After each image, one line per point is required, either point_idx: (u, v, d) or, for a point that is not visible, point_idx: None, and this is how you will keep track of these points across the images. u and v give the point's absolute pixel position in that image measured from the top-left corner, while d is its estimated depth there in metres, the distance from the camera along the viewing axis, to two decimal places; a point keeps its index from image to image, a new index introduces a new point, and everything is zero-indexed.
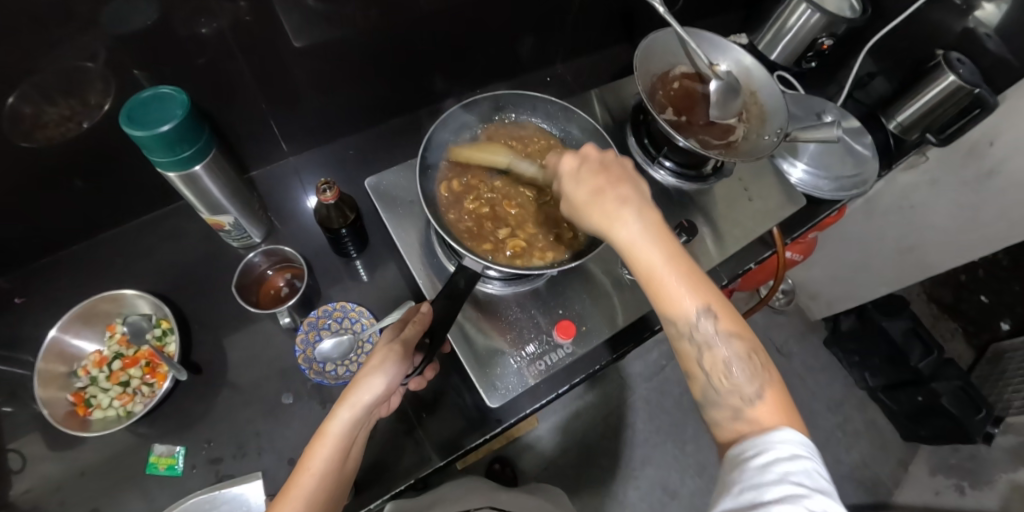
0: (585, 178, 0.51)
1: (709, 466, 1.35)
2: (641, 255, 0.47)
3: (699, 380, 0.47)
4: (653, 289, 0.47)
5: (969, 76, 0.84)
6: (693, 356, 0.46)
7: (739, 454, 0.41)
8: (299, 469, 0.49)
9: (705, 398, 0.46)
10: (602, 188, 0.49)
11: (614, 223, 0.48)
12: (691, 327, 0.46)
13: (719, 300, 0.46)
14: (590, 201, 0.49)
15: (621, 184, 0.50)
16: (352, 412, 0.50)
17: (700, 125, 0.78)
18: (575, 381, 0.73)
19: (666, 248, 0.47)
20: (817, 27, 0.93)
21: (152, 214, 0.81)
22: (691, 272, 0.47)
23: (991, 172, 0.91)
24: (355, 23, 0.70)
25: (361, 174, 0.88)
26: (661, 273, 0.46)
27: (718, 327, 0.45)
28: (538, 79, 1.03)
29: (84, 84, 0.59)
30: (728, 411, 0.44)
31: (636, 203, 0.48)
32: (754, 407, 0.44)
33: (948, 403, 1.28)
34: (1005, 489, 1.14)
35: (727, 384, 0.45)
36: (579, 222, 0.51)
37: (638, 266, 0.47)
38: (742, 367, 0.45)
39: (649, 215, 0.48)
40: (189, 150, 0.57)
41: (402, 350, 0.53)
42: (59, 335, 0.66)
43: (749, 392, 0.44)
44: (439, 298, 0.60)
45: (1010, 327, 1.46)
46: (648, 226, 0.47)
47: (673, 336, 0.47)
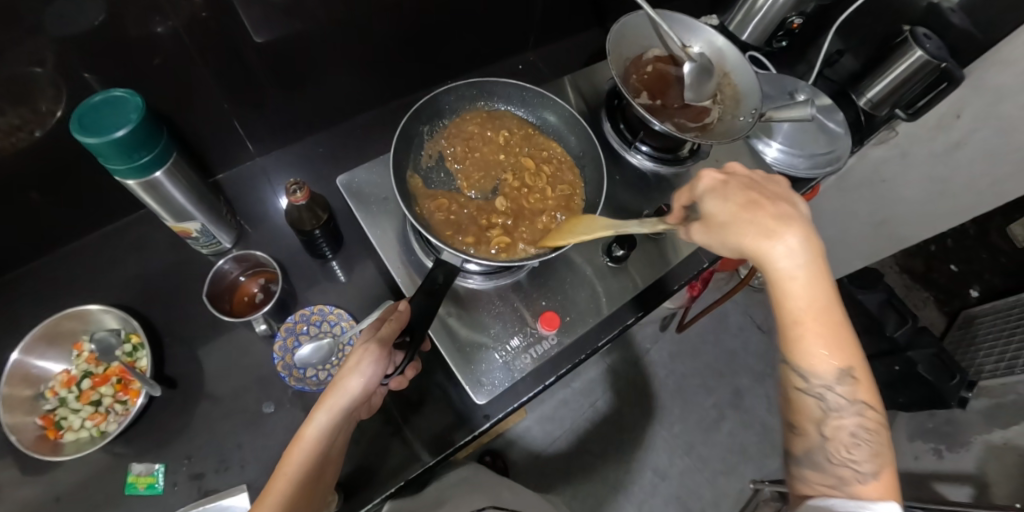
0: (733, 194, 0.48)
1: (698, 446, 1.37)
2: (791, 290, 0.44)
3: (809, 438, 0.47)
4: (791, 335, 0.45)
5: (935, 50, 0.85)
6: (813, 413, 0.46)
7: (823, 509, 0.43)
8: (275, 474, 0.48)
9: (805, 456, 0.47)
10: (757, 204, 0.46)
11: (768, 245, 0.44)
12: (824, 386, 0.45)
13: (860, 363, 0.45)
14: (737, 219, 0.46)
15: (777, 202, 0.47)
16: (328, 416, 0.49)
17: (674, 108, 0.77)
18: (563, 372, 0.71)
19: (822, 289, 0.44)
20: (785, 5, 0.95)
21: (115, 224, 0.77)
22: (838, 325, 0.45)
23: (957, 145, 0.93)
24: (319, 15, 0.68)
25: (332, 172, 0.86)
26: (804, 320, 0.44)
27: (852, 394, 0.45)
28: (510, 67, 1.01)
29: (33, 91, 0.55)
30: (831, 478, 0.44)
31: (799, 225, 0.45)
32: (864, 484, 0.43)
33: (925, 371, 1.31)
34: (980, 450, 1.18)
35: (843, 454, 0.44)
36: (710, 241, 0.48)
37: (786, 304, 0.44)
38: (866, 444, 0.44)
39: (811, 242, 0.44)
40: (147, 156, 0.54)
41: (379, 350, 0.51)
42: (22, 356, 0.63)
43: (864, 468, 0.44)
44: (418, 294, 0.58)
45: (980, 294, 1.53)
46: (807, 257, 0.44)
47: (795, 388, 0.47)
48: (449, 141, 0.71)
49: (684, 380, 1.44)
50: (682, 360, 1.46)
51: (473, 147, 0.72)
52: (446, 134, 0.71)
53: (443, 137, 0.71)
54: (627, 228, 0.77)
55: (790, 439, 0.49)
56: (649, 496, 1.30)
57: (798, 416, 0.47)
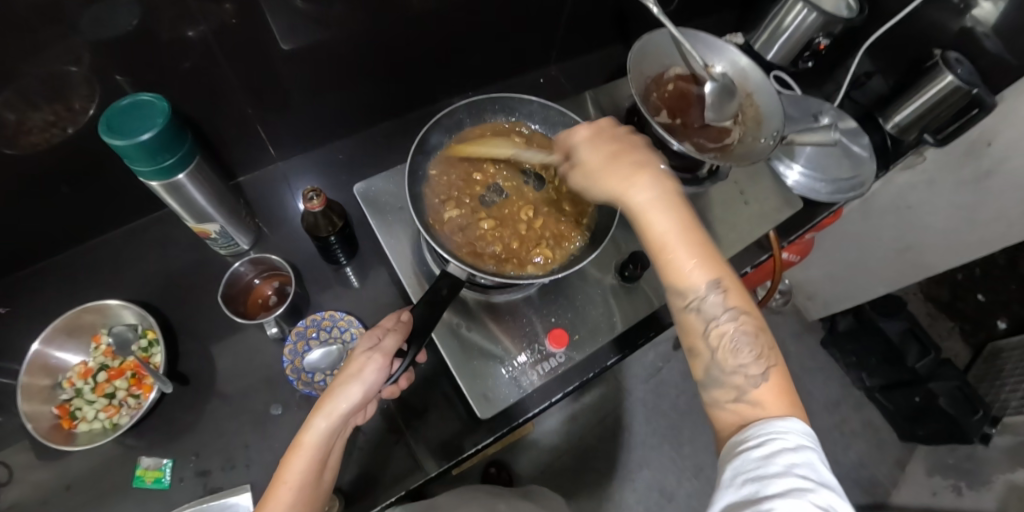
0: (601, 146, 0.53)
1: (706, 468, 1.35)
2: (652, 220, 0.49)
3: (702, 356, 0.47)
4: (661, 256, 0.48)
5: (967, 76, 0.83)
6: (698, 329, 0.47)
7: (738, 443, 0.41)
8: (276, 481, 0.48)
9: (706, 377, 0.46)
10: (619, 153, 0.52)
11: (629, 185, 0.50)
12: (700, 299, 0.46)
13: (728, 274, 0.47)
14: (605, 168, 0.52)
15: (632, 150, 0.53)
16: (327, 422, 0.50)
17: (694, 128, 0.76)
18: (570, 389, 0.71)
19: (679, 219, 0.48)
20: (813, 26, 0.92)
21: (138, 221, 0.79)
22: (703, 246, 0.48)
23: (986, 173, 0.90)
24: (345, 24, 0.69)
25: (351, 179, 0.87)
26: (669, 241, 0.48)
27: (727, 303, 0.46)
28: (532, 79, 1.02)
29: (69, 89, 0.57)
30: (730, 390, 0.44)
31: (649, 169, 0.51)
32: (755, 387, 0.43)
33: (947, 404, 1.28)
34: (1002, 490, 1.13)
35: (732, 363, 0.45)
36: (589, 187, 0.53)
37: (649, 234, 0.49)
38: (747, 346, 0.45)
39: (661, 180, 0.50)
40: (172, 158, 0.56)
41: (381, 359, 0.52)
42: (42, 347, 0.65)
43: (754, 371, 0.44)
44: (419, 305, 0.57)
45: (1007, 326, 1.48)
46: (663, 198, 0.49)
47: (680, 308, 0.47)
48: (470, 151, 0.71)
49: (695, 401, 1.42)
50: (694, 379, 1.44)
51: (494, 157, 0.71)
52: (465, 143, 0.71)
53: (463, 146, 0.71)
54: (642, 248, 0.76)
55: (691, 365, 0.48)
56: None
57: (687, 336, 0.48)
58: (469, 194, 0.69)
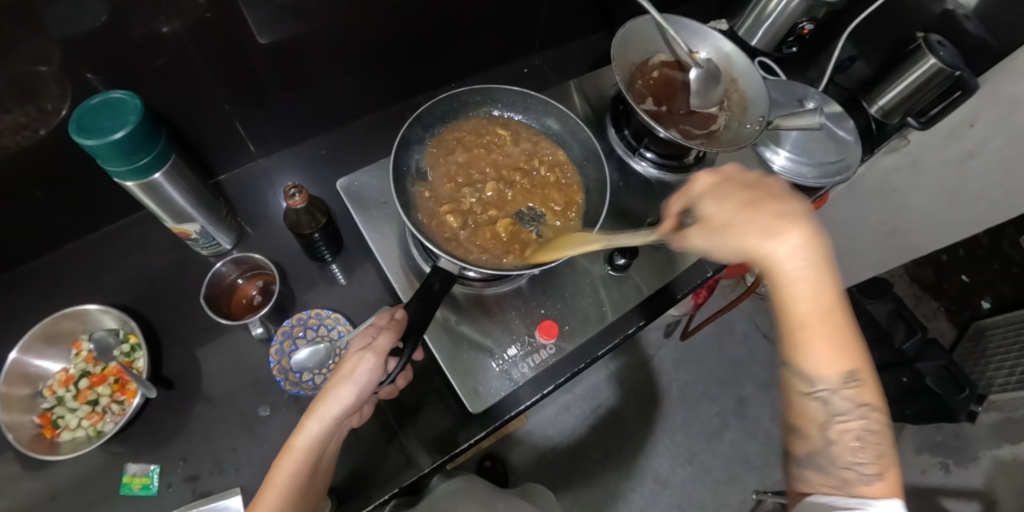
0: (730, 195, 0.46)
1: (700, 455, 1.36)
2: (795, 296, 0.43)
3: (812, 441, 0.45)
4: (798, 338, 0.44)
5: (949, 58, 0.84)
6: (817, 417, 0.44)
7: (826, 506, 0.42)
8: (266, 483, 0.48)
9: (807, 458, 0.45)
10: (756, 205, 0.44)
11: (770, 247, 0.42)
12: (828, 387, 0.43)
13: (863, 365, 0.44)
14: (741, 222, 0.44)
15: (771, 200, 0.44)
16: (320, 425, 0.49)
17: (680, 115, 0.76)
18: (561, 381, 0.69)
19: (830, 298, 0.43)
20: (797, 11, 0.92)
21: (116, 223, 0.77)
22: (845, 332, 0.44)
23: (970, 154, 0.91)
24: (324, 17, 0.67)
25: (334, 174, 0.85)
26: (807, 323, 0.43)
27: (857, 398, 0.44)
28: (515, 70, 1.00)
29: (39, 89, 0.55)
30: (832, 479, 0.43)
31: (801, 222, 0.43)
32: (870, 486, 0.42)
33: (933, 383, 1.29)
34: (991, 466, 1.21)
35: (849, 457, 0.43)
36: (710, 244, 0.45)
37: (792, 311, 0.43)
38: (869, 447, 0.43)
39: (815, 242, 0.42)
40: (146, 157, 0.54)
41: (374, 359, 0.50)
42: (20, 355, 0.63)
43: (868, 470, 0.42)
44: (413, 301, 0.56)
45: (991, 305, 1.50)
46: (812, 267, 0.42)
47: (800, 390, 0.45)
48: (448, 147, 0.70)
49: (687, 388, 1.43)
50: (686, 366, 1.45)
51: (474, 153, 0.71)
52: (443, 143, 0.70)
53: (440, 143, 0.70)
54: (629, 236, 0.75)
55: (791, 442, 0.47)
56: (650, 505, 1.29)
57: (800, 419, 0.45)
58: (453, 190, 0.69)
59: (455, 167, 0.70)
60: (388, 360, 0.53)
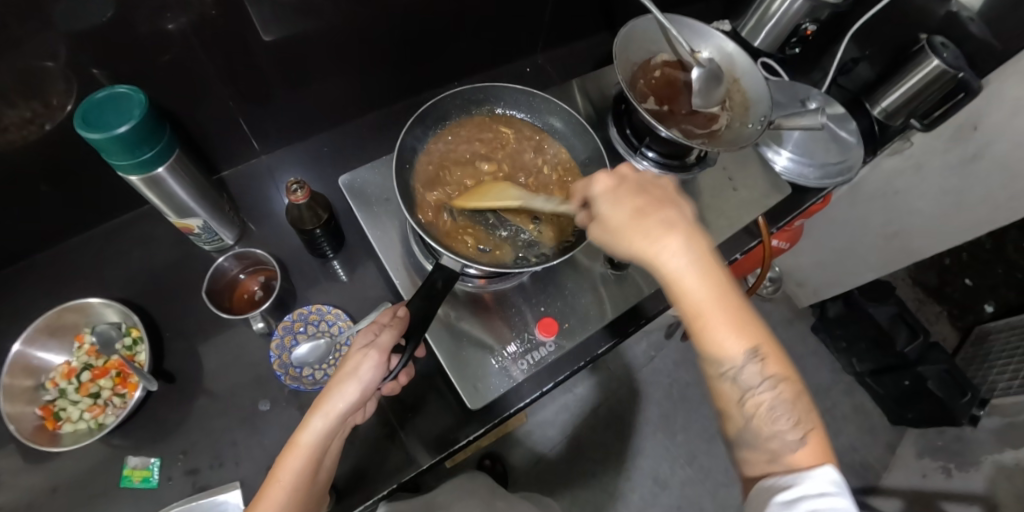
0: (624, 199, 0.49)
1: (699, 456, 1.35)
2: (684, 288, 0.44)
3: (735, 419, 0.44)
4: (697, 326, 0.44)
5: (953, 60, 0.83)
6: (733, 397, 0.44)
7: (769, 487, 0.40)
8: (270, 480, 0.48)
9: (740, 436, 0.44)
10: (644, 211, 0.47)
11: (656, 249, 0.45)
12: (735, 368, 0.43)
13: (766, 341, 0.44)
14: (630, 224, 0.47)
15: (664, 206, 0.48)
16: (324, 421, 0.49)
17: (682, 114, 0.76)
18: (559, 379, 0.71)
19: (714, 283, 0.44)
20: (800, 12, 0.92)
21: (120, 218, 0.78)
22: (739, 311, 0.45)
23: (974, 157, 0.91)
24: (327, 14, 0.68)
25: (336, 172, 0.86)
26: (700, 308, 0.44)
27: (764, 371, 0.43)
28: (518, 69, 1.01)
29: (45, 84, 0.56)
30: (764, 454, 0.42)
31: (681, 230, 0.46)
32: (796, 452, 0.41)
33: (934, 387, 1.29)
34: (990, 471, 1.14)
35: (770, 428, 0.42)
36: (609, 244, 0.48)
37: (683, 300, 0.44)
38: (784, 413, 0.42)
39: (693, 241, 0.45)
40: (150, 152, 0.55)
41: (377, 355, 0.50)
42: (23, 348, 0.64)
43: (793, 437, 0.42)
44: (416, 297, 0.56)
45: (994, 310, 1.49)
46: (692, 257, 0.45)
47: (714, 376, 0.44)
48: (453, 143, 0.71)
49: (688, 390, 1.42)
50: (687, 367, 1.45)
51: (480, 151, 0.72)
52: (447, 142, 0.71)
53: (446, 138, 0.71)
54: None
55: (723, 427, 0.46)
56: (649, 506, 1.29)
57: (720, 401, 0.45)
58: (455, 184, 0.69)
59: (458, 164, 0.70)
60: (391, 357, 0.53)
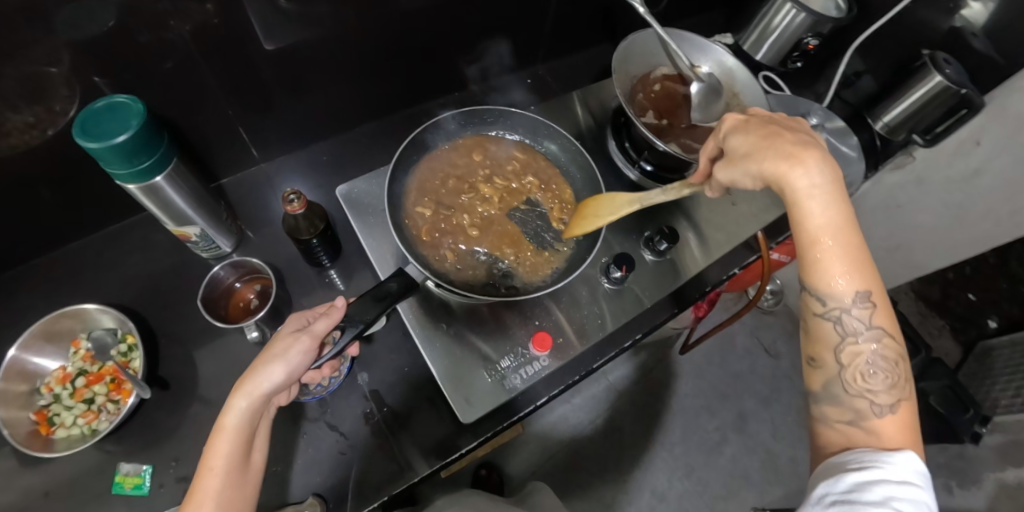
0: (753, 127, 0.51)
1: (698, 469, 1.34)
2: (814, 217, 0.47)
3: (828, 369, 0.48)
4: (811, 259, 0.48)
5: (955, 76, 0.82)
6: (831, 341, 0.48)
7: (841, 464, 0.43)
8: (199, 466, 0.47)
9: (823, 391, 0.48)
10: (777, 135, 0.50)
11: (792, 168, 0.47)
12: (841, 310, 0.47)
13: (878, 289, 0.47)
14: (758, 148, 0.49)
15: (790, 133, 0.50)
16: (248, 401, 0.49)
17: (681, 128, 0.76)
18: (554, 393, 0.69)
19: (843, 218, 0.47)
20: (801, 27, 0.91)
21: (120, 224, 0.78)
22: (859, 251, 0.47)
23: (976, 172, 0.90)
24: (329, 23, 0.68)
25: (335, 180, 0.86)
26: (824, 243, 0.47)
27: (870, 320, 0.47)
28: (519, 80, 1.01)
29: (49, 91, 0.56)
30: (849, 411, 0.46)
31: (817, 150, 0.48)
32: (880, 417, 0.45)
33: (937, 403, 1.27)
34: (993, 490, 1.18)
35: (862, 385, 0.46)
36: (737, 173, 0.51)
37: (807, 232, 0.47)
38: (883, 374, 0.46)
39: (834, 173, 0.48)
40: (148, 160, 0.55)
41: (309, 340, 0.51)
42: (19, 353, 0.64)
43: (881, 399, 0.45)
44: (365, 297, 0.55)
45: (998, 325, 1.48)
46: (833, 191, 0.47)
47: (817, 314, 0.48)
48: (456, 154, 0.71)
49: (687, 402, 1.41)
50: (686, 379, 1.44)
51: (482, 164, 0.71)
52: (449, 155, 0.71)
53: (449, 148, 0.71)
54: (629, 249, 0.76)
55: (810, 374, 0.50)
56: None
57: (817, 345, 0.49)
58: (449, 195, 0.69)
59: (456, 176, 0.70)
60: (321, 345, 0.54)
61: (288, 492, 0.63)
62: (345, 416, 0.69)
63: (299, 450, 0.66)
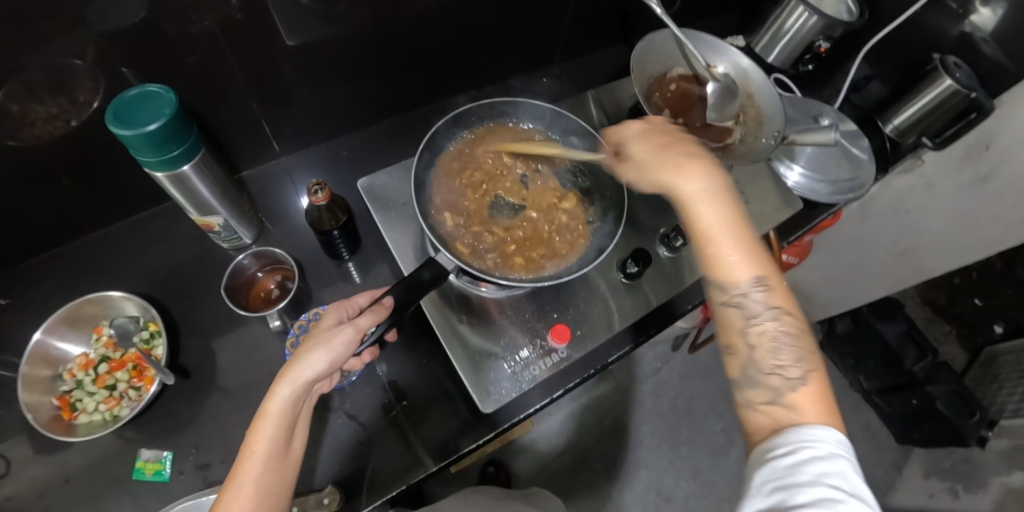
0: (652, 138, 0.55)
1: (704, 470, 1.35)
2: (704, 214, 0.48)
3: (740, 355, 0.46)
4: (706, 253, 0.48)
5: (965, 80, 0.84)
6: (737, 326, 0.46)
7: (767, 449, 0.40)
8: (243, 451, 0.49)
9: (742, 377, 0.45)
10: (670, 146, 0.53)
11: (680, 176, 0.50)
12: (742, 295, 0.46)
13: (773, 275, 0.47)
14: (655, 157, 0.53)
15: (683, 143, 0.54)
16: (292, 389, 0.50)
17: (696, 128, 0.77)
18: (569, 385, 0.71)
19: (728, 214, 0.49)
20: (813, 30, 0.92)
21: (140, 214, 0.79)
22: (750, 244, 0.48)
23: (985, 177, 0.91)
24: (352, 20, 0.69)
25: (353, 174, 0.87)
26: (712, 237, 0.48)
27: (769, 301, 0.46)
28: (534, 79, 1.02)
29: (73, 81, 0.57)
30: (766, 391, 0.44)
31: (704, 162, 0.51)
32: (795, 391, 0.43)
33: (942, 407, 1.29)
34: (999, 493, 1.12)
35: (770, 363, 0.44)
36: (637, 179, 0.54)
37: (697, 227, 0.49)
38: (789, 352, 0.45)
39: (716, 178, 0.50)
40: (177, 149, 0.56)
41: (353, 333, 0.52)
42: (43, 337, 0.65)
43: (794, 375, 0.44)
44: (398, 285, 0.56)
45: (1004, 330, 1.48)
46: (713, 190, 0.50)
47: (720, 302, 0.47)
48: (468, 155, 0.72)
49: (693, 402, 1.42)
50: (692, 380, 1.45)
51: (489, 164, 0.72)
52: (458, 162, 0.71)
53: (462, 151, 0.72)
54: (643, 245, 0.76)
55: (727, 365, 0.48)
56: None
57: (724, 331, 0.47)
58: (470, 199, 0.70)
59: (470, 183, 0.70)
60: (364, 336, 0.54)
61: (307, 480, 0.64)
62: (363, 406, 0.69)
63: (319, 438, 0.66)
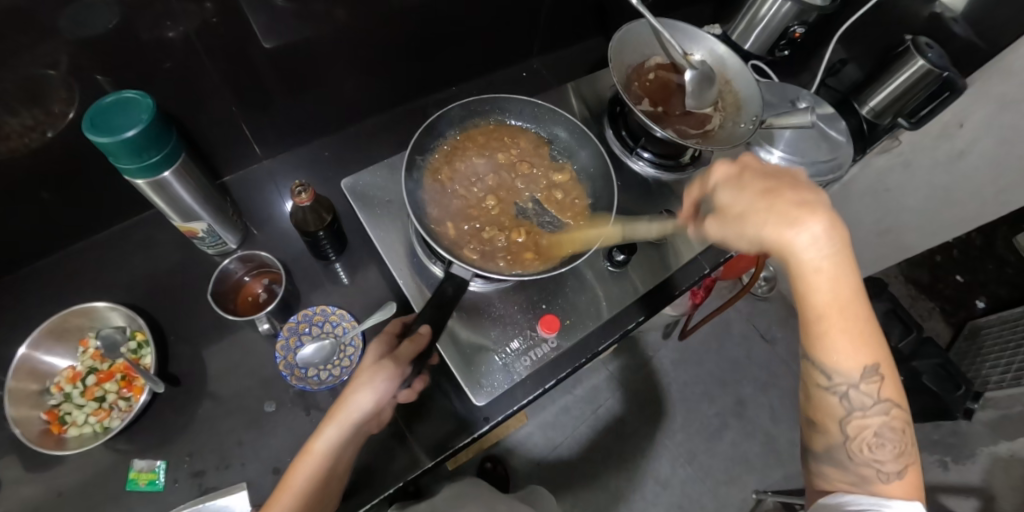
0: (750, 186, 0.49)
1: (699, 455, 1.36)
2: (818, 288, 0.46)
3: (831, 434, 0.50)
4: (814, 331, 0.48)
5: (937, 60, 0.85)
6: (837, 411, 0.49)
7: (838, 505, 0.47)
8: (285, 484, 0.50)
9: (825, 453, 0.50)
10: (775, 192, 0.48)
11: (793, 234, 0.46)
12: (847, 383, 0.47)
13: (884, 358, 0.47)
14: (756, 206, 0.48)
15: (789, 187, 0.48)
16: (339, 430, 0.51)
17: (676, 116, 0.78)
18: (562, 375, 0.71)
19: (847, 289, 0.46)
20: (788, 15, 0.94)
21: (122, 224, 0.78)
22: (863, 323, 0.47)
23: (960, 153, 0.93)
24: (328, 21, 0.69)
25: (336, 176, 0.87)
26: (826, 318, 0.47)
27: (877, 389, 0.47)
28: (515, 73, 1.03)
29: (48, 92, 0.57)
30: (852, 476, 0.48)
31: (822, 212, 0.46)
32: (887, 483, 0.47)
33: (930, 381, 1.30)
34: (987, 462, 1.21)
35: (868, 455, 0.48)
36: (722, 230, 0.50)
37: (810, 302, 0.47)
38: (891, 443, 0.47)
39: (835, 233, 0.46)
40: (157, 155, 0.56)
41: (394, 370, 0.53)
42: (30, 351, 0.64)
43: (888, 467, 0.47)
44: (428, 308, 0.59)
45: (986, 305, 1.52)
46: (829, 253, 0.46)
47: (822, 384, 0.49)
48: (441, 161, 0.71)
49: (686, 389, 1.44)
50: (684, 367, 1.46)
51: (464, 166, 0.72)
52: (437, 170, 0.70)
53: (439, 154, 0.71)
54: None
55: (813, 433, 0.52)
56: (651, 505, 1.29)
57: (821, 412, 0.50)
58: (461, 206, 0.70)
59: (454, 193, 0.70)
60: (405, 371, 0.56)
61: None
62: None
63: None
